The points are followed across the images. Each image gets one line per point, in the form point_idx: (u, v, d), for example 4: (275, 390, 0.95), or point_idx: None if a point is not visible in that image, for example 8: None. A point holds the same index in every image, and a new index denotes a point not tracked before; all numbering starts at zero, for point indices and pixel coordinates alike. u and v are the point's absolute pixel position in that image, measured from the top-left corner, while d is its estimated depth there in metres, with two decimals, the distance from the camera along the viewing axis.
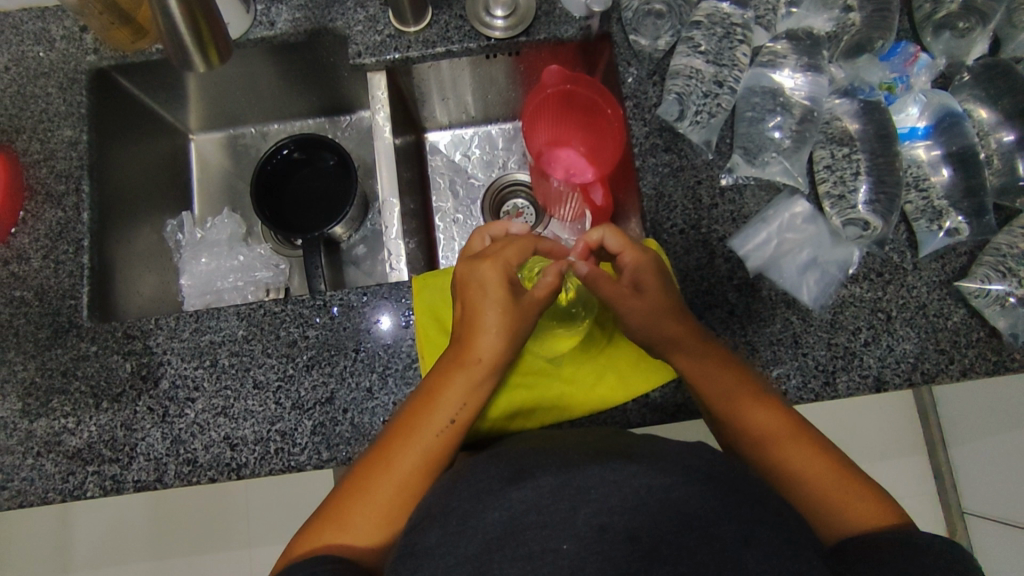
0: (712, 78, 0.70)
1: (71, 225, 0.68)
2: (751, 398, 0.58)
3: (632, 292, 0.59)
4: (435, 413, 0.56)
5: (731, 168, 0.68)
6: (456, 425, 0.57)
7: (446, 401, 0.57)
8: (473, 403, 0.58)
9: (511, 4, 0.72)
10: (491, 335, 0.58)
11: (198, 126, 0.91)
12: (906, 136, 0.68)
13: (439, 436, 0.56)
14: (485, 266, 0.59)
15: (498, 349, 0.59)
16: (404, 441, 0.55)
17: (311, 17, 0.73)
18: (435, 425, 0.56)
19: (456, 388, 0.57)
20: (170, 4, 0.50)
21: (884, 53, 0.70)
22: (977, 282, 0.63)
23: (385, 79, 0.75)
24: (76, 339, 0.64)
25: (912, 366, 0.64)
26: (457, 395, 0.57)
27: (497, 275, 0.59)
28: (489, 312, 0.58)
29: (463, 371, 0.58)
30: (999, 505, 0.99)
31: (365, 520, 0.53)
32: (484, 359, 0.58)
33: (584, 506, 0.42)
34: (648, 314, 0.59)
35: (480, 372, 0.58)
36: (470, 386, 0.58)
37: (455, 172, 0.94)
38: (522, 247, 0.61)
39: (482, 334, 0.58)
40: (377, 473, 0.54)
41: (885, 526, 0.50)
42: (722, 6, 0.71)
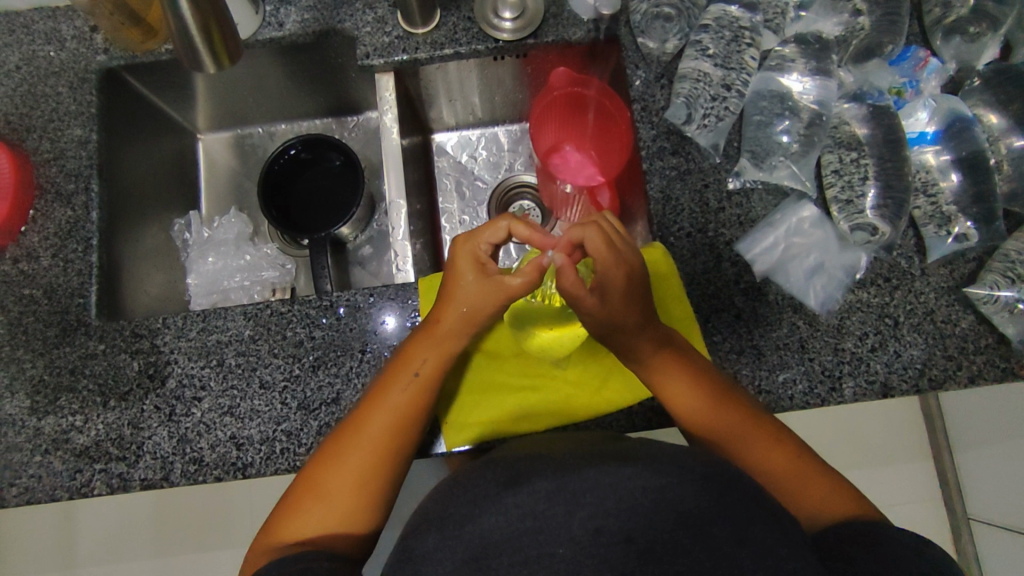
0: (720, 82, 0.69)
1: (80, 224, 0.69)
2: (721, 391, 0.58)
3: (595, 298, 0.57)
4: (402, 371, 0.57)
5: (738, 172, 0.67)
6: (422, 381, 0.57)
7: (414, 358, 0.57)
8: (439, 362, 0.58)
9: (519, 7, 0.72)
10: (459, 302, 0.58)
11: (206, 125, 0.91)
12: (915, 140, 0.68)
13: (406, 393, 0.56)
14: (457, 243, 0.58)
15: (464, 319, 0.58)
16: (373, 404, 0.56)
17: (320, 18, 0.73)
18: (394, 393, 0.56)
19: (422, 348, 0.58)
20: (182, 6, 0.50)
21: (894, 57, 0.70)
22: (986, 288, 0.63)
23: (392, 80, 0.75)
24: (84, 338, 0.65)
25: (919, 372, 0.63)
26: (425, 352, 0.58)
27: (470, 252, 0.58)
28: (461, 285, 0.58)
29: (432, 334, 0.58)
30: (1006, 512, 0.98)
31: (339, 492, 0.53)
32: (450, 325, 0.58)
33: (578, 510, 0.42)
34: (609, 317, 0.57)
35: (446, 339, 0.58)
36: (437, 345, 0.58)
37: (461, 173, 0.94)
38: (500, 230, 0.57)
39: (453, 304, 0.58)
40: (350, 438, 0.55)
41: (838, 511, 0.51)
42: (730, 10, 0.71)
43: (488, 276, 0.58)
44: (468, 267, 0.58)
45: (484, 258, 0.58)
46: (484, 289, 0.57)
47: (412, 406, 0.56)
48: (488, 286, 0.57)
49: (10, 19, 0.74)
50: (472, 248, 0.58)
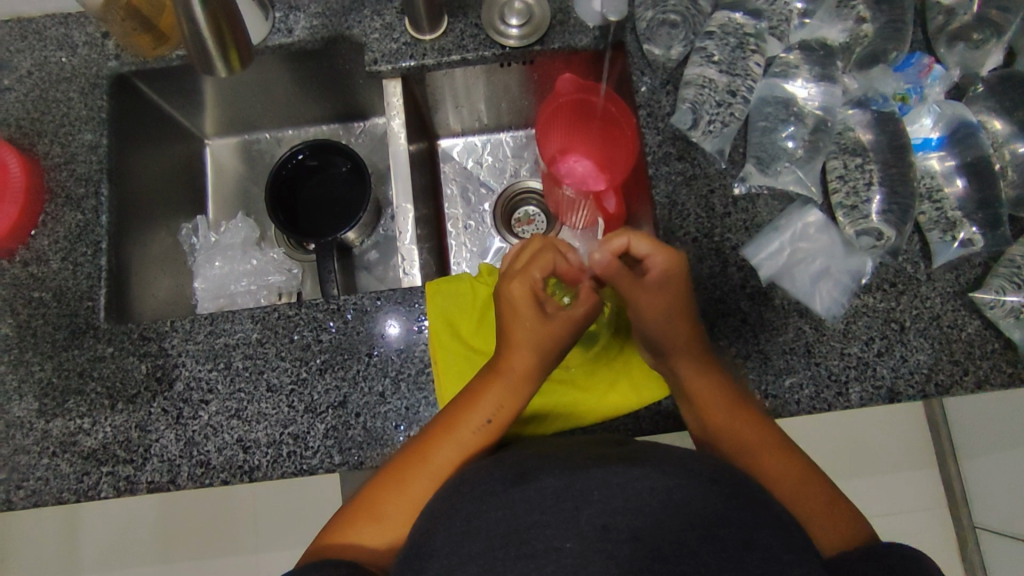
0: (725, 88, 0.70)
1: (90, 227, 0.69)
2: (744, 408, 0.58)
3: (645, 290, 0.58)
4: (473, 415, 0.55)
5: (744, 177, 0.68)
6: (493, 426, 0.55)
7: (486, 404, 0.55)
8: (512, 408, 0.56)
9: (526, 15, 0.73)
10: (529, 345, 0.56)
11: (214, 131, 0.92)
12: (919, 146, 0.69)
13: (477, 438, 0.55)
14: (511, 281, 0.56)
15: (537, 364, 0.56)
16: (436, 442, 0.55)
17: (328, 25, 0.74)
18: (463, 435, 0.55)
19: (495, 392, 0.56)
20: (196, 10, 0.50)
21: (899, 63, 0.71)
22: (991, 293, 0.63)
23: (400, 86, 0.76)
24: (93, 340, 0.65)
25: (926, 377, 0.63)
26: (497, 399, 0.56)
27: (523, 292, 0.56)
28: (524, 328, 0.56)
29: (504, 379, 0.56)
30: (1013, 520, 0.98)
31: (396, 514, 0.54)
32: (522, 371, 0.56)
33: (586, 508, 0.42)
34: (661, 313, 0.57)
35: (520, 385, 0.56)
36: (509, 391, 0.56)
37: (466, 179, 0.94)
38: (547, 263, 0.57)
39: (523, 348, 0.56)
40: (413, 469, 0.54)
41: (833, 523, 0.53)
42: (735, 17, 0.71)
43: (549, 313, 0.57)
44: (528, 304, 0.56)
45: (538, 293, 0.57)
46: (545, 326, 0.56)
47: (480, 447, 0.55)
48: (553, 322, 0.56)
49: (23, 26, 0.74)
50: (526, 284, 0.56)
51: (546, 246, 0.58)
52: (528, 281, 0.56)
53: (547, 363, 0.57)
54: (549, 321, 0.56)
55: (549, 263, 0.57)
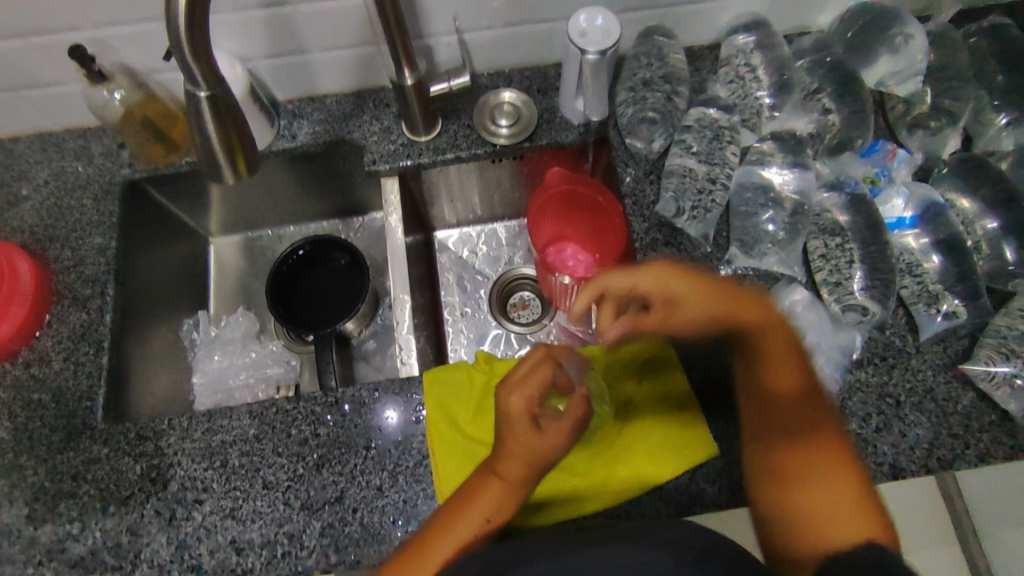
0: (705, 176, 0.73)
1: (94, 327, 0.70)
2: (808, 428, 0.55)
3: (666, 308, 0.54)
4: (469, 518, 0.53)
5: (729, 259, 0.71)
6: (490, 530, 0.54)
7: (481, 507, 0.54)
8: (509, 512, 0.54)
9: (514, 115, 0.78)
10: (523, 457, 0.53)
11: (218, 230, 0.95)
12: (893, 225, 0.72)
13: (473, 543, 0.53)
14: (509, 394, 0.53)
15: (534, 472, 0.54)
16: (431, 543, 0.53)
17: (330, 130, 0.79)
18: (462, 536, 0.53)
19: (491, 496, 0.54)
20: (205, 116, 0.47)
21: (864, 149, 0.76)
22: (982, 365, 0.65)
23: (396, 184, 0.80)
24: (89, 441, 0.65)
25: (927, 453, 0.64)
26: (493, 502, 0.54)
27: (520, 406, 0.53)
28: (521, 442, 0.53)
29: (500, 485, 0.54)
30: None
31: None
32: (519, 476, 0.54)
33: None
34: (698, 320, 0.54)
35: (516, 491, 0.54)
36: (505, 495, 0.54)
37: (462, 267, 0.97)
38: (545, 377, 0.53)
39: (516, 459, 0.53)
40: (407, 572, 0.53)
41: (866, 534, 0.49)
42: (709, 112, 0.76)
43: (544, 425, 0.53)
44: (521, 417, 0.53)
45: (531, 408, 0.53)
46: (540, 438, 0.53)
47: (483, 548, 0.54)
48: (547, 437, 0.53)
49: (42, 139, 0.79)
50: (521, 398, 0.53)
51: (545, 358, 0.55)
52: (524, 394, 0.53)
53: (544, 471, 0.54)
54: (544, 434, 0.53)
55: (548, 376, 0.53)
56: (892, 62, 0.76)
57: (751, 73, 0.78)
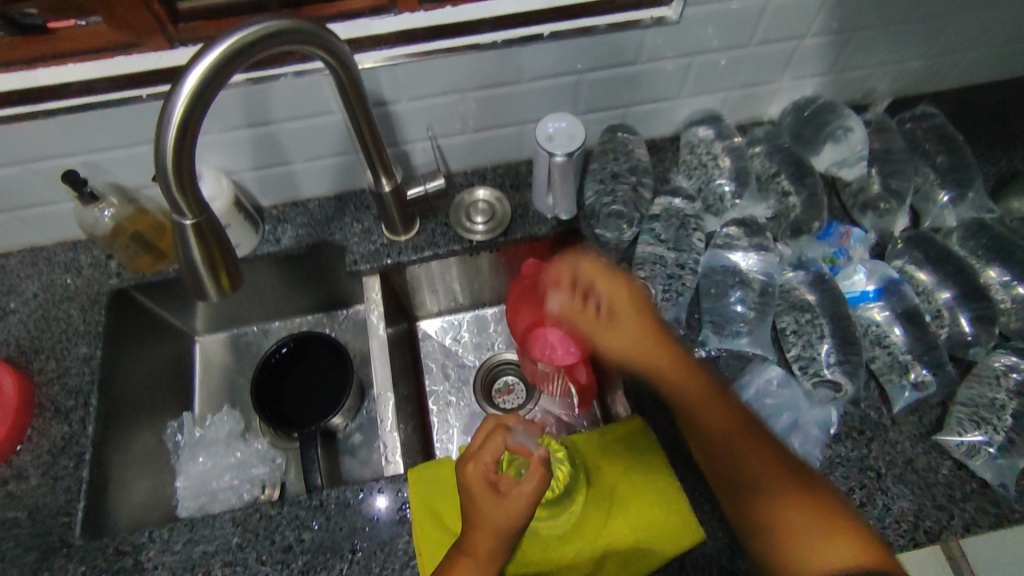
0: (675, 261, 0.78)
1: (75, 439, 0.70)
2: (707, 432, 0.61)
3: (603, 318, 0.66)
4: None
5: (703, 341, 0.73)
6: None
7: None
8: None
9: (489, 212, 0.82)
10: (490, 530, 0.54)
11: (205, 328, 0.96)
12: (858, 298, 0.74)
13: None
14: (465, 466, 0.55)
15: (503, 544, 0.54)
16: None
17: (313, 233, 0.82)
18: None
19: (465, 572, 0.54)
20: (189, 237, 0.49)
21: (820, 232, 0.79)
22: (955, 434, 0.67)
23: (379, 282, 0.82)
24: (65, 560, 0.63)
25: (914, 525, 0.64)
26: None
27: (478, 475, 0.54)
28: (484, 513, 0.53)
29: (472, 559, 0.54)
30: None
31: None
32: (488, 548, 0.54)
33: None
34: (625, 339, 0.64)
35: (487, 564, 0.55)
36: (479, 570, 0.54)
37: (447, 355, 0.98)
38: (499, 447, 0.55)
39: (485, 533, 0.54)
40: None
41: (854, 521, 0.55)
42: (674, 202, 0.81)
43: (504, 491, 0.54)
44: (483, 489, 0.54)
45: (491, 477, 0.55)
46: (503, 507, 0.53)
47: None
48: (510, 502, 0.53)
49: (34, 253, 0.82)
50: (479, 469, 0.54)
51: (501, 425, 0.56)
52: (482, 462, 0.55)
53: (513, 540, 0.55)
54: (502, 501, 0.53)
55: (501, 446, 0.55)
56: (836, 151, 0.82)
57: (712, 161, 0.83)
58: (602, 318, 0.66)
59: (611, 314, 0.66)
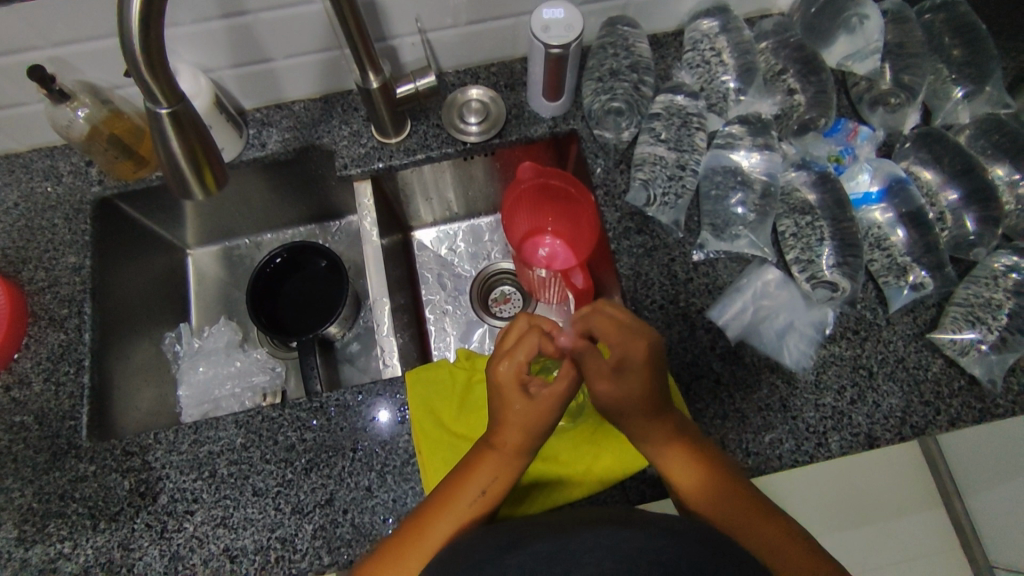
0: (675, 163, 0.74)
1: (73, 346, 0.71)
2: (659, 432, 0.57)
3: (612, 375, 0.55)
4: (467, 488, 0.55)
5: (701, 244, 0.72)
6: (489, 498, 0.55)
7: (478, 477, 0.55)
8: (508, 479, 0.56)
9: (483, 112, 0.78)
10: (518, 426, 0.55)
11: (195, 240, 0.94)
12: (861, 200, 0.73)
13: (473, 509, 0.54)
14: (497, 364, 0.56)
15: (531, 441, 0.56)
16: (426, 524, 0.54)
17: (299, 136, 0.79)
18: (462, 504, 0.54)
19: (488, 465, 0.56)
20: (165, 129, 0.47)
21: (828, 129, 0.76)
22: (949, 332, 0.67)
23: (370, 187, 0.80)
24: (75, 460, 0.65)
25: (901, 420, 0.66)
26: (490, 471, 0.55)
27: (510, 374, 0.55)
28: (513, 409, 0.55)
29: (496, 451, 0.56)
30: None
31: None
32: (514, 443, 0.55)
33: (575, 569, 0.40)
34: (621, 398, 0.55)
35: (512, 458, 0.56)
36: (504, 464, 0.56)
37: (442, 265, 0.97)
38: (533, 346, 0.55)
39: (513, 429, 0.55)
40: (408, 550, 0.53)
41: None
42: (676, 99, 0.77)
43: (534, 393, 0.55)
44: (513, 388, 0.55)
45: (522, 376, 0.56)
46: (533, 406, 0.55)
47: (478, 522, 0.54)
48: (541, 401, 0.55)
49: (10, 161, 0.79)
50: (513, 367, 0.55)
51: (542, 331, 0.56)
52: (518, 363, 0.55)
53: (538, 439, 0.56)
54: (529, 403, 0.55)
55: (535, 347, 0.55)
56: (851, 43, 0.78)
57: (716, 56, 0.79)
58: (603, 373, 0.55)
59: (617, 374, 0.55)
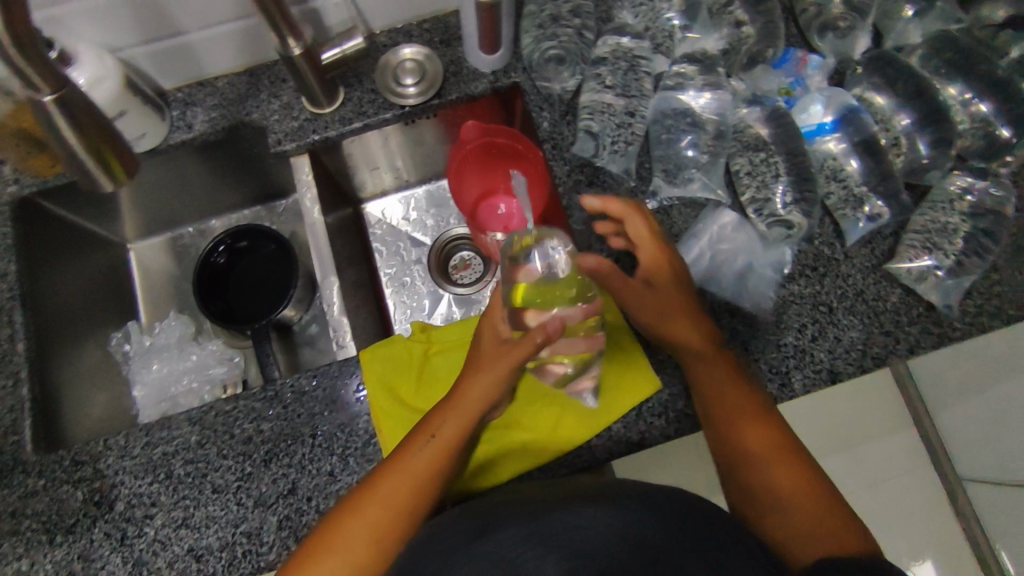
0: (624, 110, 0.72)
1: (8, 359, 0.67)
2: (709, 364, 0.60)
3: (644, 287, 0.62)
4: (424, 433, 0.57)
5: (654, 192, 0.69)
6: (444, 446, 0.56)
7: (435, 422, 0.57)
8: (465, 428, 0.57)
9: (419, 72, 0.73)
10: (485, 374, 0.57)
11: (134, 234, 0.89)
12: (814, 132, 0.71)
13: (428, 457, 0.55)
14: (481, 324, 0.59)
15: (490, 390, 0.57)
16: (398, 459, 0.56)
17: (226, 114, 0.73)
18: (417, 452, 0.56)
19: (447, 414, 0.57)
20: (58, 125, 0.43)
21: (777, 60, 0.73)
22: (906, 261, 0.67)
23: (309, 162, 0.75)
24: (22, 476, 0.62)
25: (862, 353, 0.66)
26: (447, 419, 0.57)
27: (489, 339, 0.58)
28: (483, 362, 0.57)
29: (455, 401, 0.58)
30: (988, 457, 1.04)
31: (355, 534, 0.53)
32: (465, 393, 0.57)
33: (551, 552, 0.40)
34: (656, 311, 0.61)
35: (465, 412, 0.57)
36: (465, 412, 0.57)
37: (397, 236, 0.94)
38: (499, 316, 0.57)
39: (482, 375, 0.57)
40: (375, 489, 0.55)
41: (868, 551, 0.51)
42: (622, 41, 0.73)
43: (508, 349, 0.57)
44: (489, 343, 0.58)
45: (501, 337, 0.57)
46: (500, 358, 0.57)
47: (435, 471, 0.56)
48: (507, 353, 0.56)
49: None
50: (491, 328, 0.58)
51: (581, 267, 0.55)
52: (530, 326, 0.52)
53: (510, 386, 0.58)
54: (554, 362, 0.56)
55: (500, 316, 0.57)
56: None
57: None
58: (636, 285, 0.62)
59: (652, 288, 0.62)
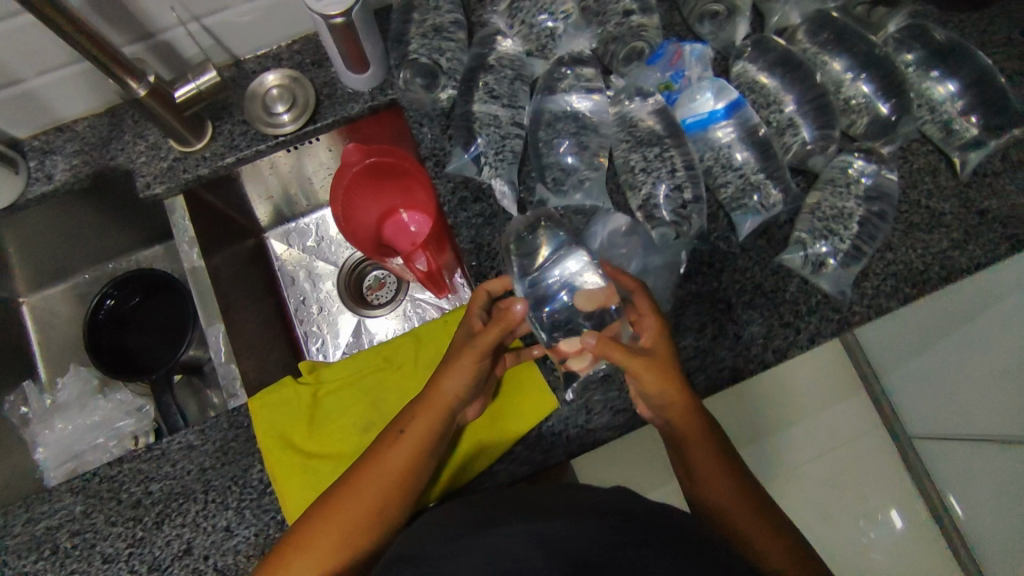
0: (509, 121, 0.69)
1: None
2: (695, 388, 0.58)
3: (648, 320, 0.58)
4: (394, 437, 0.56)
5: (540, 203, 0.67)
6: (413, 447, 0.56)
7: (412, 424, 0.57)
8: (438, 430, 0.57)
9: (288, 98, 0.69)
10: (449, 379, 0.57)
11: (27, 286, 0.85)
12: (704, 121, 0.68)
13: (403, 463, 0.56)
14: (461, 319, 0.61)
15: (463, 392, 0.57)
16: (369, 466, 0.56)
17: (90, 161, 0.69)
18: (388, 463, 0.56)
19: (420, 418, 0.57)
20: None
21: (650, 56, 0.71)
22: (795, 251, 0.66)
23: (183, 201, 0.71)
24: None
25: (763, 347, 0.64)
26: (424, 420, 0.56)
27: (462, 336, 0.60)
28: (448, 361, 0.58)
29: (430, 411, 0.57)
30: (929, 419, 1.07)
31: (331, 535, 0.54)
32: (436, 399, 0.57)
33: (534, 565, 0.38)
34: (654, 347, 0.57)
35: (435, 414, 0.57)
36: (437, 413, 0.57)
37: (303, 262, 0.90)
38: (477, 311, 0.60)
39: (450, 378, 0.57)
40: (353, 492, 0.55)
41: None
42: (503, 47, 0.71)
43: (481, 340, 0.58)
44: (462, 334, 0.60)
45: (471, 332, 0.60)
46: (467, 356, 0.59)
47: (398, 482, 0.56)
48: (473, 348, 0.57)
49: None
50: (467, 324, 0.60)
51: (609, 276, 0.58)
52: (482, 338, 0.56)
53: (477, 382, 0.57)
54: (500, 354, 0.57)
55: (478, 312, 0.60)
56: None
57: None
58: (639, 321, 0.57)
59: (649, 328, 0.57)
